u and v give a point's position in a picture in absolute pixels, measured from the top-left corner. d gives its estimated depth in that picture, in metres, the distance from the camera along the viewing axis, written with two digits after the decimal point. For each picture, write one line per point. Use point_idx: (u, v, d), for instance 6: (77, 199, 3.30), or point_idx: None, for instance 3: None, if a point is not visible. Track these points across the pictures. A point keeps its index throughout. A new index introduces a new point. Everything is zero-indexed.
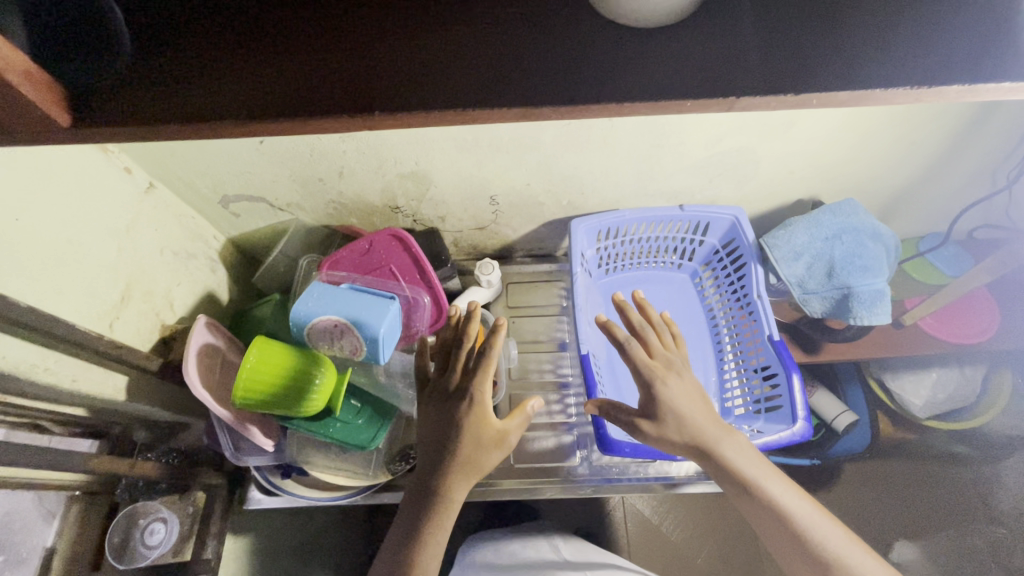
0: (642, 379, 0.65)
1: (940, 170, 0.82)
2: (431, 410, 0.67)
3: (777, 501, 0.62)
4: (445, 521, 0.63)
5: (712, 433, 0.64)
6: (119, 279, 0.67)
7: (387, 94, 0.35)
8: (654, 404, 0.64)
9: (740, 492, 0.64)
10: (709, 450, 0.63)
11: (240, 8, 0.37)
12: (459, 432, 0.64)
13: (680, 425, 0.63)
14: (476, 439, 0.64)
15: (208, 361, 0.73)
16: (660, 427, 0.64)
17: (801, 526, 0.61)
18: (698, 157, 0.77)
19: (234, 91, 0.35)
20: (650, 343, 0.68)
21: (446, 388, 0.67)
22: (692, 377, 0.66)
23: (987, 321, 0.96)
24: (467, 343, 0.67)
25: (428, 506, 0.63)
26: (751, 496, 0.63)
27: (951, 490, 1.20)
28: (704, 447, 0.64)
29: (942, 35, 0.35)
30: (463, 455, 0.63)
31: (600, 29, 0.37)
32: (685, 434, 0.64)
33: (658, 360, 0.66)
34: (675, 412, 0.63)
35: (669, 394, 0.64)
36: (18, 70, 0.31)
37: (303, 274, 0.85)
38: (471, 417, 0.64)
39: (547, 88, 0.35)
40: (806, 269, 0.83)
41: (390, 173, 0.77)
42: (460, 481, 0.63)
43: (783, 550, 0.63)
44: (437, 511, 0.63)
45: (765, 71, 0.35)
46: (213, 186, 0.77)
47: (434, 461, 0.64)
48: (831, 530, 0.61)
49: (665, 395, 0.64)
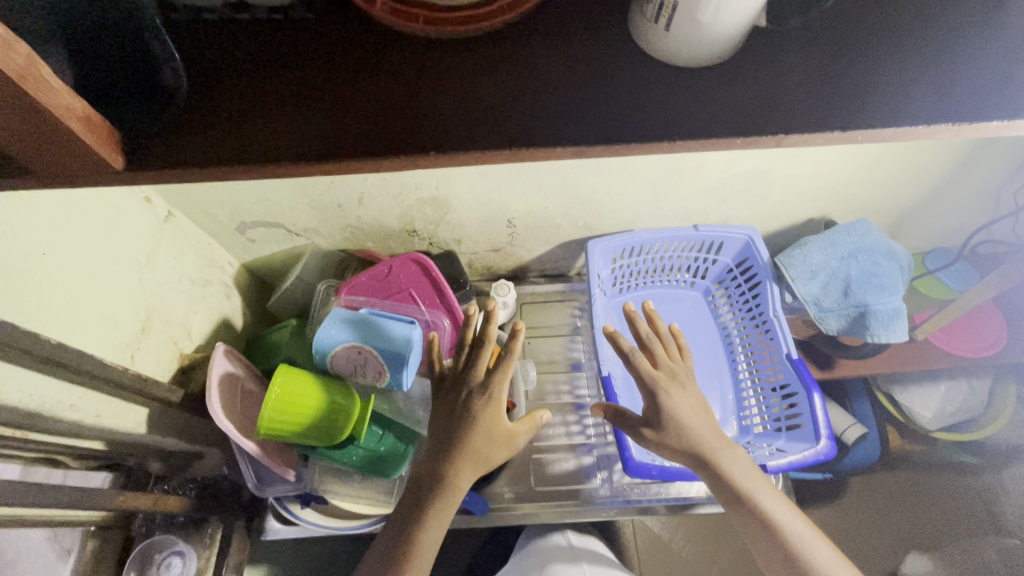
0: (645, 386, 0.64)
1: (949, 191, 0.84)
2: (445, 406, 0.66)
3: (772, 515, 0.62)
4: (446, 515, 0.62)
5: (712, 443, 0.64)
6: (139, 310, 0.67)
7: (439, 133, 0.35)
8: (658, 414, 0.64)
9: (736, 506, 0.63)
10: (709, 459, 0.63)
11: (292, 51, 0.38)
12: (473, 424, 0.63)
13: (688, 436, 0.63)
14: (489, 432, 0.63)
15: (228, 391, 0.72)
16: (662, 434, 0.64)
17: (792, 543, 0.61)
18: (714, 180, 0.78)
19: (286, 132, 0.35)
20: (655, 353, 0.67)
21: (465, 384, 0.66)
22: (695, 388, 0.66)
23: (992, 339, 0.98)
24: (488, 345, 0.65)
25: (435, 500, 0.61)
26: (746, 509, 0.62)
27: (960, 501, 1.20)
28: (706, 455, 0.63)
29: (981, 71, 0.35)
30: (475, 446, 0.62)
31: (647, 69, 0.38)
32: (687, 439, 0.63)
33: (663, 370, 0.66)
34: (679, 421, 0.63)
35: (670, 402, 0.64)
36: (78, 116, 0.31)
37: (320, 299, 0.85)
38: (487, 411, 0.63)
39: (598, 129, 0.35)
40: (821, 287, 0.84)
41: (410, 199, 0.78)
42: (467, 478, 0.62)
43: (774, 567, 0.62)
44: (444, 502, 0.61)
45: (815, 109, 0.35)
46: (231, 213, 0.76)
47: (439, 447, 0.63)
48: (822, 550, 0.61)
49: (678, 407, 0.64)
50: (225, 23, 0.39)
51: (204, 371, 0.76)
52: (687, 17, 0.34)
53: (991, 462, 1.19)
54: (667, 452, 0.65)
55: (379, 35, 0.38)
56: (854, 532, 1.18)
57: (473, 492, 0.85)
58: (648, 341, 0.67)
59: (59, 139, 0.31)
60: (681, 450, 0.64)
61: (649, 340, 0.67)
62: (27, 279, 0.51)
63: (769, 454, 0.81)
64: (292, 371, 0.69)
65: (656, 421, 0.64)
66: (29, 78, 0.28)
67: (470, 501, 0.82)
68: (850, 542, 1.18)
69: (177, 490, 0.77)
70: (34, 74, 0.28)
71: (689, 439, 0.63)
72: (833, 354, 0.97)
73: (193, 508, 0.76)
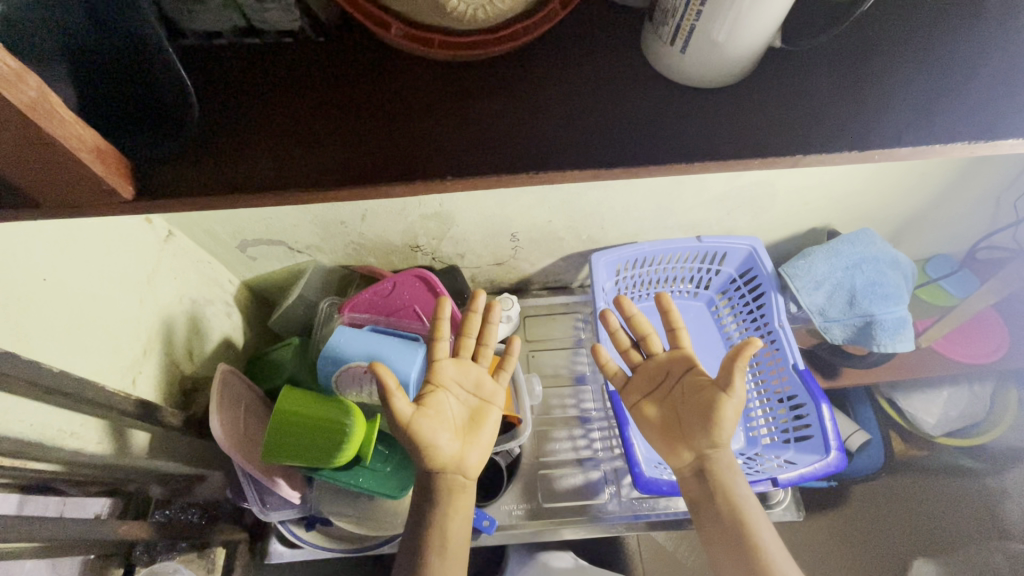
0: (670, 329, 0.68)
1: (950, 200, 0.85)
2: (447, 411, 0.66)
3: (737, 491, 0.61)
4: (455, 524, 0.59)
5: (728, 458, 0.63)
6: (140, 332, 0.65)
7: (454, 159, 0.35)
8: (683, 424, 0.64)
9: (711, 485, 0.62)
10: (713, 451, 0.63)
11: (304, 77, 0.37)
12: None
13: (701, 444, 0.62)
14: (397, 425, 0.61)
15: (232, 412, 0.70)
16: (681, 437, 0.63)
17: (748, 521, 0.59)
18: (718, 192, 0.78)
19: (301, 158, 0.35)
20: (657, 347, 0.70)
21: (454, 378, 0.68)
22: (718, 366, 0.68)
23: (993, 347, 0.98)
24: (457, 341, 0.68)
25: (440, 510, 0.59)
26: (716, 485, 0.62)
27: (967, 507, 1.19)
28: (715, 470, 0.62)
29: (994, 89, 0.35)
30: None
31: (662, 91, 0.38)
32: (711, 451, 0.63)
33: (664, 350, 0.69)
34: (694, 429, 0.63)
35: (727, 409, 0.61)
36: (89, 147, 0.30)
37: (324, 316, 0.84)
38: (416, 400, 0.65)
39: (614, 152, 0.35)
40: (827, 297, 0.84)
41: (413, 215, 0.78)
42: (445, 485, 0.60)
43: (721, 551, 0.60)
44: (444, 513, 0.59)
45: (835, 129, 0.35)
46: (233, 232, 0.75)
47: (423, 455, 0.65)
48: (773, 537, 0.59)
49: (714, 419, 0.61)
50: (236, 49, 0.38)
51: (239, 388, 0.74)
52: (703, 40, 0.34)
53: (993, 466, 1.20)
54: (677, 463, 0.64)
55: (394, 60, 0.38)
56: (859, 539, 1.18)
57: (481, 510, 0.83)
58: (644, 328, 0.70)
59: (67, 171, 0.31)
60: (693, 462, 0.63)
61: (646, 332, 0.70)
62: (28, 305, 0.50)
63: (779, 467, 0.80)
64: (299, 393, 0.69)
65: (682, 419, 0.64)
66: (40, 110, 0.27)
67: (479, 519, 0.80)
68: (855, 550, 1.17)
69: (178, 515, 0.75)
70: (45, 106, 0.27)
71: (713, 453, 0.63)
72: (838, 363, 0.96)
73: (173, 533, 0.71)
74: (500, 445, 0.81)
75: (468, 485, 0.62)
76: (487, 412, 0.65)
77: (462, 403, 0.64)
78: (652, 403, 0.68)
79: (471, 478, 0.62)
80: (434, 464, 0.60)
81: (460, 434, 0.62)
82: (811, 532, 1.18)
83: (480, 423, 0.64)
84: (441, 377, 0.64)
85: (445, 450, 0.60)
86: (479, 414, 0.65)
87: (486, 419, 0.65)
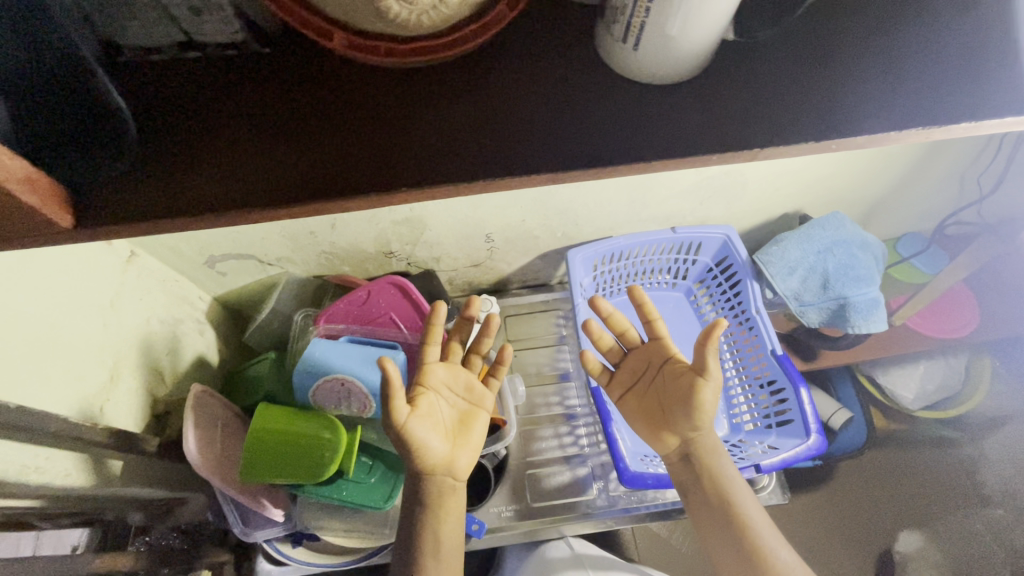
0: (647, 321, 0.67)
1: (916, 180, 0.86)
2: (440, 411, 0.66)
3: (731, 480, 0.63)
4: (448, 526, 0.60)
5: (712, 441, 0.63)
6: (106, 358, 0.64)
7: (411, 169, 0.34)
8: (670, 414, 0.63)
9: (703, 476, 0.63)
10: (703, 439, 0.63)
11: (252, 90, 0.36)
12: None
13: (687, 431, 0.63)
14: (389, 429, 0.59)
15: (208, 433, 0.68)
16: (674, 426, 0.63)
17: (738, 507, 0.61)
18: (688, 183, 0.78)
19: (248, 173, 0.34)
20: (637, 340, 0.69)
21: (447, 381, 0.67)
22: None
23: (964, 321, 1.01)
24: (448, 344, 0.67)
25: (433, 514, 0.59)
26: (705, 475, 0.63)
27: (949, 476, 1.22)
28: (700, 455, 0.63)
29: (941, 76, 0.36)
30: None
31: (618, 91, 0.37)
32: (693, 434, 0.63)
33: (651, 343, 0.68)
34: (682, 415, 0.62)
35: (705, 394, 0.60)
36: (18, 177, 0.29)
37: (299, 329, 0.82)
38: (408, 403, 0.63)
39: (571, 154, 0.34)
40: (800, 282, 0.85)
41: (384, 222, 0.76)
42: (434, 487, 0.60)
43: (712, 537, 0.61)
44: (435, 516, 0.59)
45: (792, 119, 0.35)
46: (198, 248, 0.74)
47: None
48: (763, 523, 0.60)
49: (695, 403, 0.60)
50: (177, 62, 0.37)
51: (218, 408, 0.72)
52: (657, 33, 0.33)
53: (972, 435, 1.23)
54: (663, 449, 0.65)
55: (342, 69, 0.37)
56: (847, 514, 1.20)
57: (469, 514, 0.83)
58: (621, 325, 0.69)
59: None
60: (679, 447, 0.64)
61: (623, 328, 0.70)
62: None
63: (762, 452, 0.81)
64: (273, 407, 0.68)
65: (669, 410, 0.64)
66: None
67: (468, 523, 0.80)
68: (842, 525, 1.20)
69: (160, 540, 0.74)
70: None
71: (695, 436, 0.63)
72: (816, 346, 0.98)
73: (152, 561, 0.69)
74: (486, 448, 0.81)
75: (458, 486, 0.62)
76: (476, 415, 0.65)
77: (451, 407, 0.64)
78: (635, 396, 0.68)
79: (462, 479, 0.62)
80: (426, 466, 0.59)
81: (449, 437, 0.62)
82: (799, 511, 1.20)
83: (470, 425, 0.64)
84: (430, 380, 0.63)
85: (437, 452, 0.60)
86: (469, 416, 0.64)
87: (475, 421, 0.64)
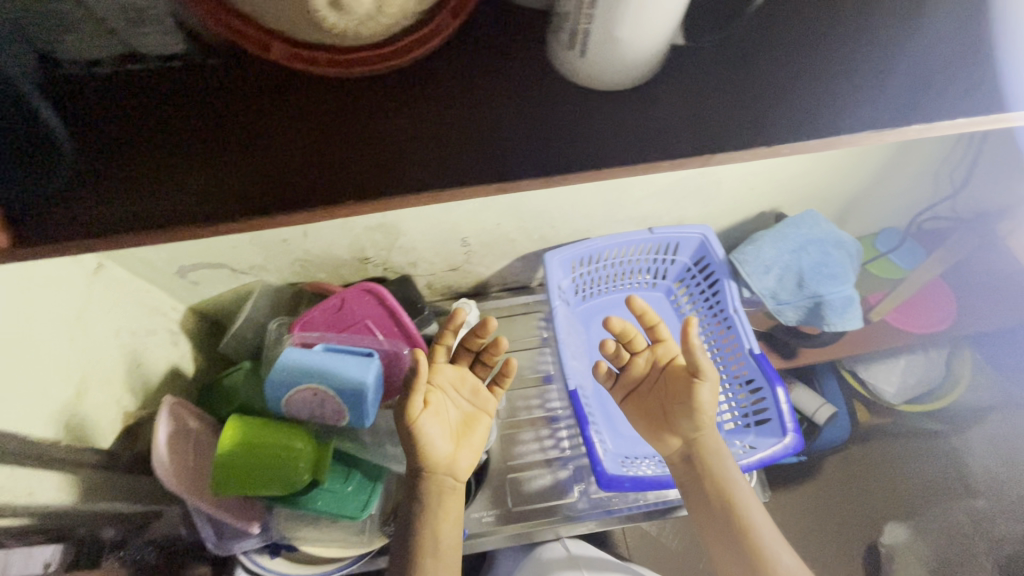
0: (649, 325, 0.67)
1: (889, 177, 0.86)
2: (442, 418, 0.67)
3: (735, 481, 0.62)
4: (446, 526, 0.61)
5: (715, 442, 0.63)
6: (71, 374, 0.62)
7: (365, 181, 0.34)
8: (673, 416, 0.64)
9: (704, 479, 0.63)
10: (704, 439, 0.63)
11: (199, 102, 0.35)
12: None
13: (689, 432, 0.62)
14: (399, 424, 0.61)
15: (180, 446, 0.67)
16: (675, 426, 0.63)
17: (739, 509, 0.60)
18: (662, 184, 0.78)
19: (199, 187, 0.34)
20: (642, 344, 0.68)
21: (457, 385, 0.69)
22: None
23: (942, 316, 1.01)
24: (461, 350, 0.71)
25: (431, 513, 0.60)
26: (708, 475, 0.62)
27: (933, 468, 1.23)
28: (702, 455, 0.62)
29: (887, 83, 0.36)
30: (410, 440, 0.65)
31: (569, 98, 0.37)
32: (695, 435, 0.63)
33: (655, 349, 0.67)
34: (684, 418, 0.62)
35: (704, 394, 0.60)
36: None
37: (273, 338, 0.81)
38: None
39: (519, 162, 0.35)
40: (776, 281, 0.86)
41: (357, 229, 0.76)
42: (436, 486, 0.61)
43: (714, 537, 0.61)
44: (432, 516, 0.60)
45: (741, 125, 0.35)
46: (168, 258, 0.73)
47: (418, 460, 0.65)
48: (767, 523, 0.60)
49: (695, 405, 0.60)
50: (117, 75, 0.35)
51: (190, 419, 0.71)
52: (604, 37, 0.33)
53: (954, 427, 1.24)
54: (666, 449, 0.66)
55: (292, 79, 0.36)
56: (832, 508, 1.21)
57: None
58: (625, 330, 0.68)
59: None
60: (681, 448, 0.65)
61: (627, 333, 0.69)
62: None
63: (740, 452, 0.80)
64: (245, 419, 0.68)
65: (671, 412, 0.64)
66: None
67: None
68: (828, 519, 1.20)
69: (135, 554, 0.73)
70: None
71: (697, 437, 0.63)
72: (795, 343, 0.98)
73: None
74: None
75: (457, 487, 0.64)
76: (478, 419, 0.69)
77: (458, 408, 0.67)
78: (639, 399, 0.69)
79: (461, 480, 0.64)
80: (429, 465, 0.61)
81: (454, 437, 0.64)
82: (785, 507, 1.21)
83: (472, 428, 0.67)
84: (438, 380, 0.66)
85: (441, 451, 0.61)
86: (472, 419, 0.68)
87: (478, 425, 0.68)
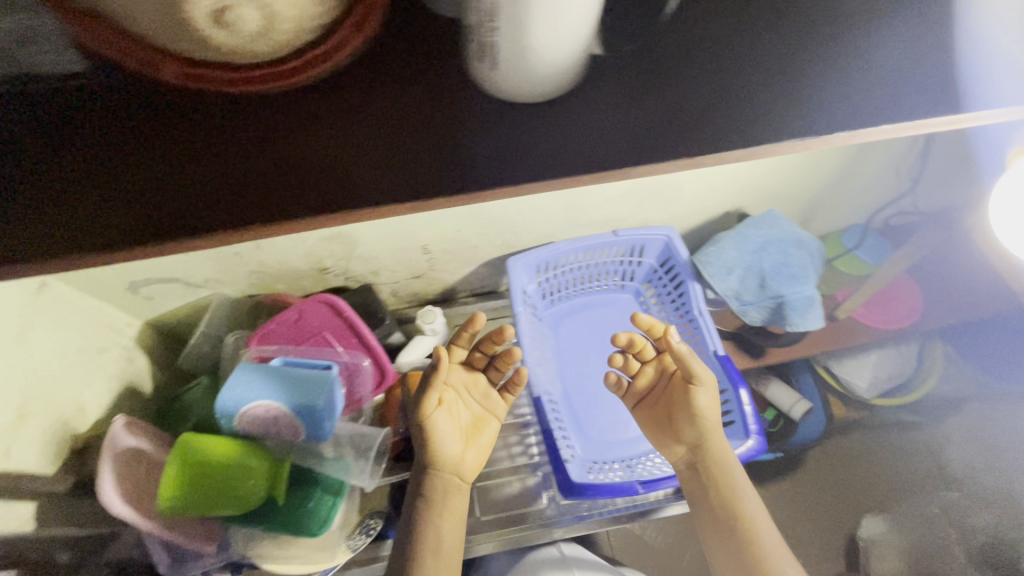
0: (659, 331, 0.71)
1: (851, 174, 0.86)
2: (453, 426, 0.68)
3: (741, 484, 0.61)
4: (447, 526, 0.59)
5: (722, 448, 0.63)
6: (11, 399, 0.60)
7: (292, 201, 0.34)
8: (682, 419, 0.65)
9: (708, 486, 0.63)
10: (711, 442, 0.64)
11: (108, 118, 0.33)
12: None
13: (692, 436, 0.64)
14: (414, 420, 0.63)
15: (128, 468, 0.65)
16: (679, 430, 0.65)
17: (741, 509, 0.60)
18: (621, 188, 0.77)
19: (117, 210, 0.33)
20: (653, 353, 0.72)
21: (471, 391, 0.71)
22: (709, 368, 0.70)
23: (909, 310, 1.02)
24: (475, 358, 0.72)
25: (434, 513, 0.60)
26: (713, 479, 0.62)
27: (911, 460, 1.23)
28: (707, 460, 0.63)
29: (819, 83, 0.35)
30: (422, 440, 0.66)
31: (489, 109, 0.35)
32: (700, 441, 0.64)
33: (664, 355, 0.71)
34: (688, 419, 0.64)
35: (700, 398, 0.63)
36: None
37: (231, 352, 0.80)
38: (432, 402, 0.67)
39: (438, 179, 0.34)
40: (738, 282, 0.86)
41: (310, 239, 0.74)
42: (442, 483, 0.61)
43: (714, 539, 0.60)
44: (437, 516, 0.59)
45: (663, 136, 0.34)
46: (116, 275, 0.71)
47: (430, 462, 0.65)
48: (766, 525, 0.59)
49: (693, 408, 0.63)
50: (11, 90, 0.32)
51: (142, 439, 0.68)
52: (516, 42, 0.31)
53: (931, 418, 1.24)
54: (672, 456, 0.67)
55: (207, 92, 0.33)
56: (810, 502, 1.21)
57: None
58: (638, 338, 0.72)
59: None
60: (686, 455, 0.66)
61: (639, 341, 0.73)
62: None
63: None
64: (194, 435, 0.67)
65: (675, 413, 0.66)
66: None
67: None
68: (806, 513, 1.20)
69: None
70: None
71: (705, 442, 0.64)
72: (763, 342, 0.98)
73: None
74: None
75: (462, 488, 0.63)
76: (488, 422, 0.70)
77: (469, 410, 0.68)
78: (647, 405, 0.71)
79: (465, 482, 0.64)
80: (436, 461, 0.62)
81: (464, 438, 0.65)
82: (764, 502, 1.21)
83: (480, 430, 0.68)
84: (452, 380, 0.68)
85: (449, 449, 0.62)
86: (481, 423, 0.69)
87: (486, 428, 0.69)
